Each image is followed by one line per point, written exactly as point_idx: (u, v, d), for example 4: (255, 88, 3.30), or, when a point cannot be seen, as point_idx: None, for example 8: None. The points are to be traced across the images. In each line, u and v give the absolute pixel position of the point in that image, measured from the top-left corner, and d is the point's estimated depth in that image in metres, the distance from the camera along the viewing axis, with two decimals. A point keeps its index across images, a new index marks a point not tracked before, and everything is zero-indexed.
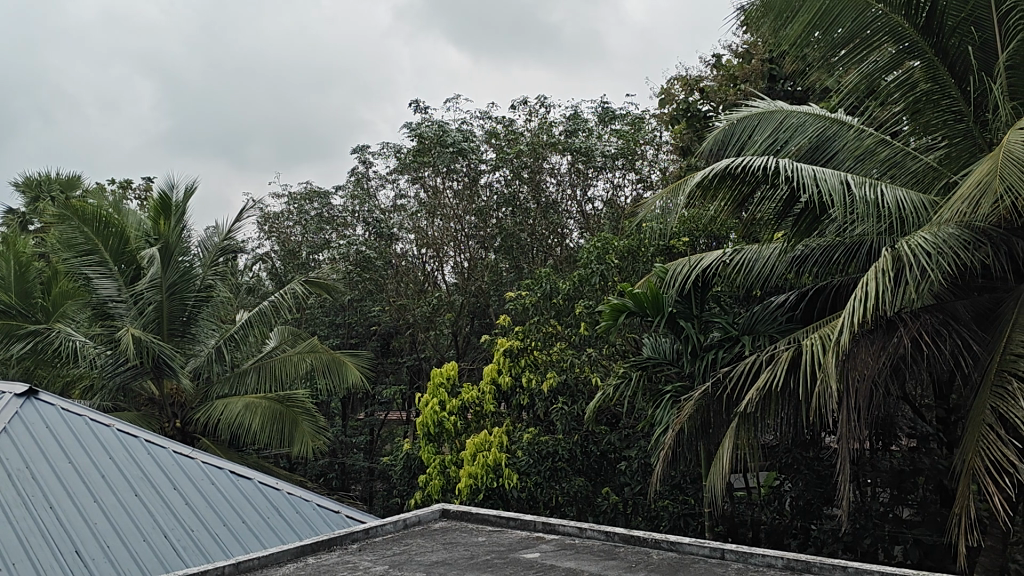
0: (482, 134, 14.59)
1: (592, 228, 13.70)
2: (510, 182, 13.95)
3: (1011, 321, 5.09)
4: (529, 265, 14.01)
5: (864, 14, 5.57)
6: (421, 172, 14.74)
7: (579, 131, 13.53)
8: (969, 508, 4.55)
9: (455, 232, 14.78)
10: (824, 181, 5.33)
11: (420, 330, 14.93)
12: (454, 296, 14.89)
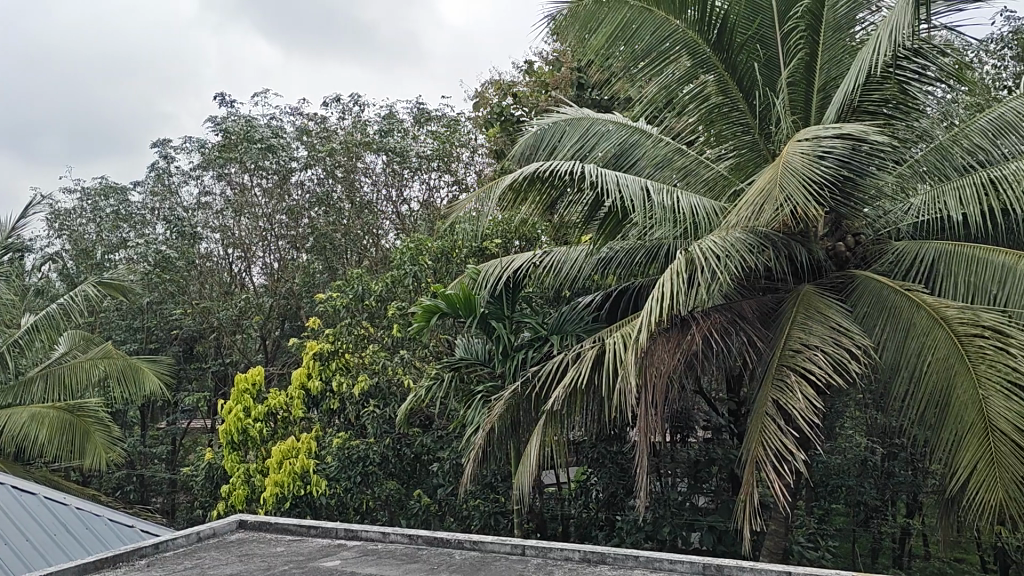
0: (293, 132, 15.00)
1: (409, 228, 13.97)
2: (324, 181, 14.42)
3: (790, 319, 5.58)
4: (343, 265, 14.08)
5: (661, 29, 5.90)
6: (227, 168, 14.67)
7: (393, 133, 14.29)
8: (753, 493, 4.93)
9: (264, 231, 14.83)
10: (626, 188, 5.58)
11: (227, 334, 14.30)
12: (263, 299, 14.35)
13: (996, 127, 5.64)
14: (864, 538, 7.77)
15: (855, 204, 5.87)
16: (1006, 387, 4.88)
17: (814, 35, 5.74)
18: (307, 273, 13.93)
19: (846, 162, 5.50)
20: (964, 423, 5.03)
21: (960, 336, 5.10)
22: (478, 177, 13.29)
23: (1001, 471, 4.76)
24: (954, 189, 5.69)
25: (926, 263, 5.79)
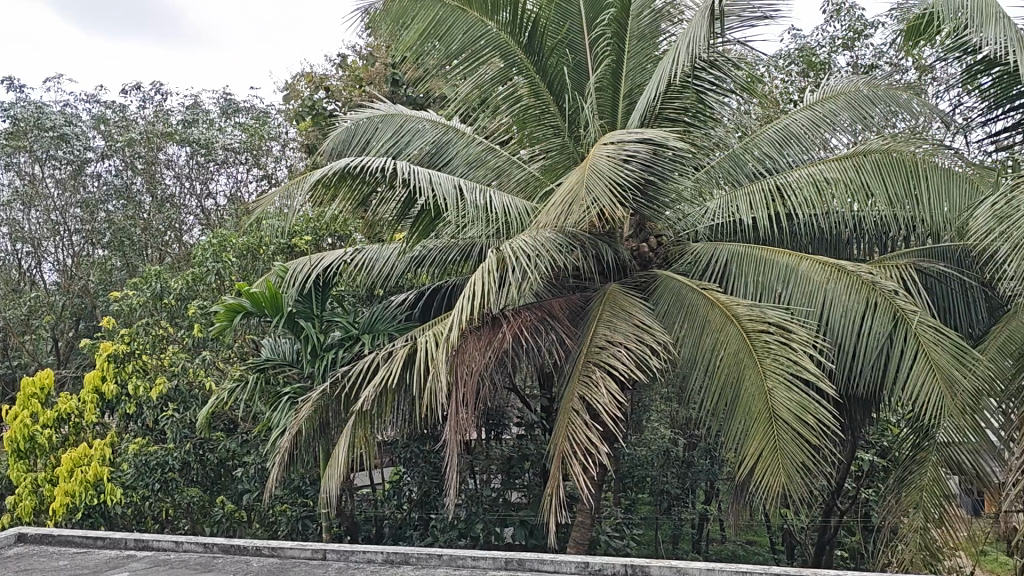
0: (90, 120, 15.30)
1: (213, 223, 15.18)
2: (122, 172, 15.01)
3: (597, 318, 5.78)
4: (141, 262, 14.57)
5: (473, 29, 6.01)
6: (15, 156, 14.52)
7: (198, 122, 15.06)
8: (558, 487, 5.06)
9: (57, 224, 14.89)
10: (438, 187, 5.58)
11: (15, 334, 14.25)
12: (53, 297, 14.79)
13: (781, 135, 6.27)
14: (666, 526, 8.19)
15: (656, 206, 6.18)
16: (788, 379, 5.28)
17: (620, 41, 6.01)
18: (106, 267, 14.00)
19: (649, 166, 5.78)
20: (751, 413, 5.37)
21: (748, 331, 5.45)
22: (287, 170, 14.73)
23: (782, 457, 5.12)
24: (744, 194, 6.12)
25: (721, 264, 6.17)
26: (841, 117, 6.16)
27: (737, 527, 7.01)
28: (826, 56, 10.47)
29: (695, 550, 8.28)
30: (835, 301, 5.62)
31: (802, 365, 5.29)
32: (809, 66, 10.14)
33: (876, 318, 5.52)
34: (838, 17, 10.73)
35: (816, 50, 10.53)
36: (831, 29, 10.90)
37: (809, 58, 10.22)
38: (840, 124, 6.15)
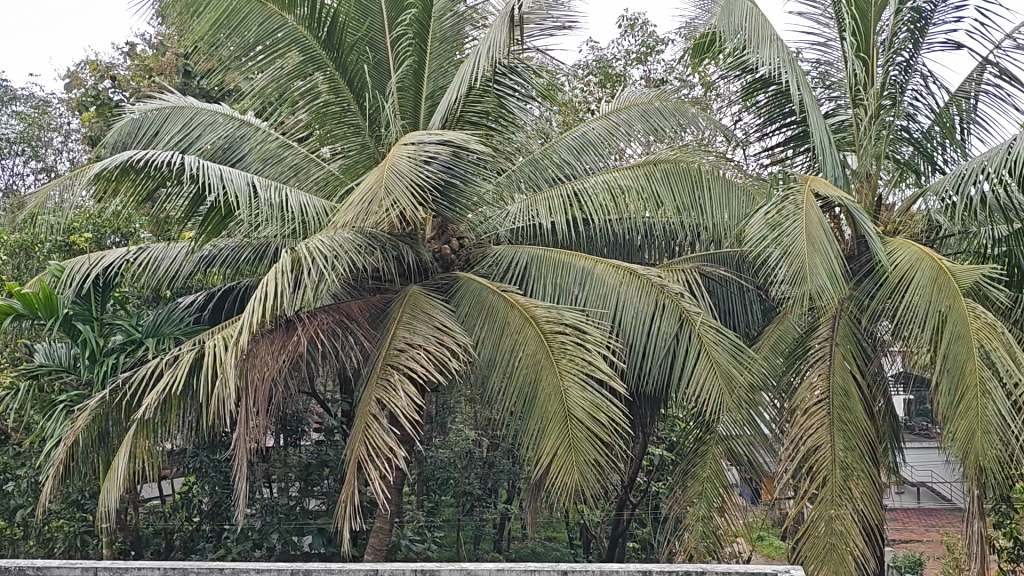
0: None
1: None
2: None
3: (395, 320, 5.78)
4: None
5: (269, 22, 5.94)
6: None
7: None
8: (353, 493, 5.01)
9: None
10: (231, 183, 5.39)
11: None
12: None
13: (578, 143, 6.47)
14: (467, 527, 8.38)
15: (458, 208, 6.19)
16: (582, 379, 5.50)
17: (422, 43, 6.21)
18: None
19: (449, 167, 5.78)
20: (547, 413, 5.54)
21: (545, 332, 5.61)
22: (68, 162, 15.05)
23: (576, 455, 5.32)
24: (545, 198, 6.28)
25: (520, 266, 6.30)
26: (635, 126, 6.47)
27: (535, 525, 7.20)
28: (622, 69, 11.00)
29: (497, 549, 8.40)
30: (627, 302, 5.88)
31: (595, 365, 5.53)
32: (606, 78, 10.60)
33: (663, 319, 5.84)
34: (632, 32, 11.22)
35: (612, 61, 11.05)
36: (625, 43, 11.40)
37: (605, 71, 10.70)
38: (634, 132, 6.46)
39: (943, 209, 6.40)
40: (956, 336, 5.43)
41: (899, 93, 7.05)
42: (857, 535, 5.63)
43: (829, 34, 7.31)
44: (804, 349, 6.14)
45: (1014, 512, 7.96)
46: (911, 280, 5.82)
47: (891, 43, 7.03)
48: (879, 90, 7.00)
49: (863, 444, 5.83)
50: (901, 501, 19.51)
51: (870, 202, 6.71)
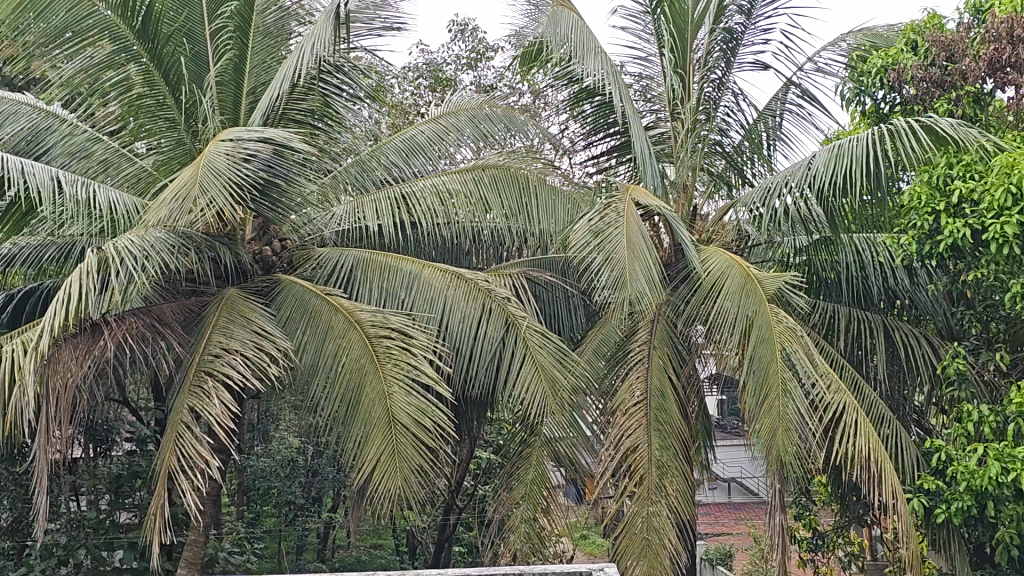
0: None
1: None
2: None
3: (211, 324, 5.59)
4: None
5: (78, 9, 5.88)
6: None
7: None
8: (162, 506, 4.79)
9: None
10: (32, 177, 5.05)
11: None
12: None
13: (406, 146, 6.56)
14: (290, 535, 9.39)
15: (281, 209, 6.05)
16: (407, 383, 5.54)
17: (242, 37, 6.28)
18: None
19: (270, 167, 5.67)
20: (370, 418, 5.53)
21: (370, 337, 5.61)
22: None
23: (399, 461, 5.37)
24: (372, 202, 6.34)
25: (346, 269, 6.23)
26: (464, 131, 6.66)
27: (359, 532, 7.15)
28: (453, 73, 11.08)
29: (318, 558, 9.65)
30: (454, 307, 5.97)
31: (420, 369, 5.58)
32: (437, 82, 10.75)
33: (489, 323, 5.96)
34: (462, 39, 11.30)
35: (442, 66, 11.06)
36: (455, 48, 11.47)
37: (437, 74, 10.82)
38: (464, 137, 6.64)
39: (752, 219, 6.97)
40: (761, 339, 5.80)
41: (712, 109, 7.49)
42: (670, 531, 5.86)
43: (650, 50, 7.69)
44: (625, 352, 6.39)
45: (812, 503, 8.57)
46: (722, 286, 6.17)
47: (705, 62, 7.52)
48: (694, 106, 7.43)
49: (677, 442, 6.12)
50: (714, 497, 20.75)
51: (686, 212, 7.04)
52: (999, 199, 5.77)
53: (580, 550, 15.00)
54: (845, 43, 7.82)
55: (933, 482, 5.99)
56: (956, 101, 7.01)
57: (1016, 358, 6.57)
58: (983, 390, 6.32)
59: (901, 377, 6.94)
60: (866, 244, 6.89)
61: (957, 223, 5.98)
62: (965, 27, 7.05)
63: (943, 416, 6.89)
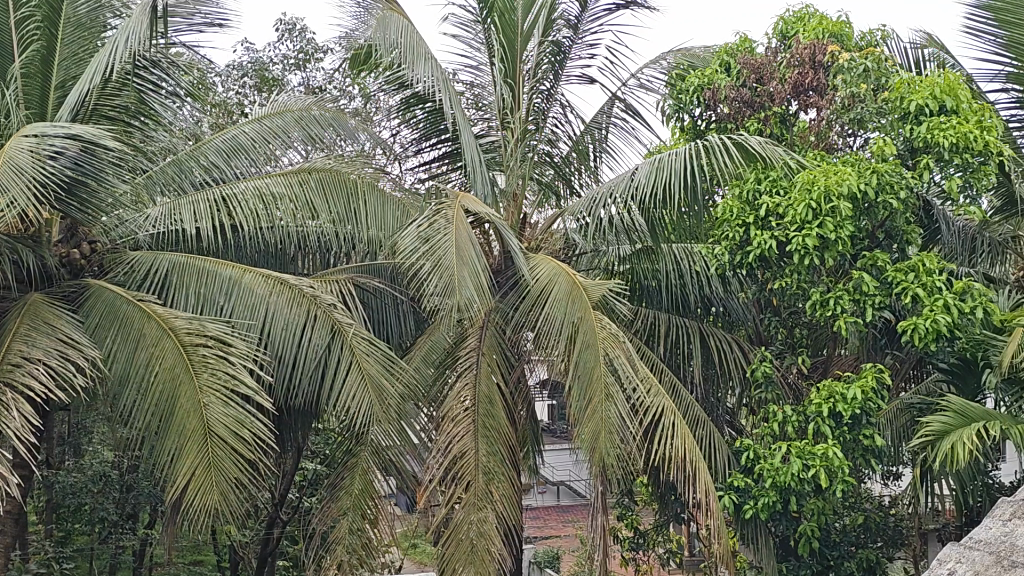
0: None
1: None
2: None
3: (10, 331, 5.22)
4: None
5: None
6: None
7: None
8: None
9: None
10: None
11: None
12: None
13: (228, 146, 6.89)
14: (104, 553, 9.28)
15: (89, 211, 5.74)
16: (224, 394, 5.39)
17: (50, 27, 6.28)
18: None
19: (78, 165, 5.39)
20: (185, 431, 5.35)
21: (186, 346, 5.43)
22: None
23: (216, 476, 5.23)
24: (189, 203, 6.45)
25: (160, 275, 6.15)
26: (292, 133, 7.08)
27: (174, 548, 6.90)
28: (280, 74, 11.57)
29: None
30: (277, 313, 6.01)
31: (239, 379, 5.45)
32: (263, 82, 11.23)
33: (314, 331, 6.02)
34: (291, 37, 11.59)
35: (268, 66, 11.49)
36: (283, 47, 11.84)
37: (262, 74, 11.25)
38: (291, 139, 7.06)
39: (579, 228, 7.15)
40: (586, 345, 5.96)
41: (543, 119, 7.96)
42: (496, 537, 5.90)
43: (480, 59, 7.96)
44: (454, 358, 6.45)
45: (633, 505, 8.95)
46: (548, 294, 6.29)
47: (536, 70, 7.83)
48: (524, 115, 7.86)
49: (504, 447, 6.23)
50: (544, 501, 21.38)
51: (516, 221, 7.25)
52: (801, 213, 6.36)
53: (407, 558, 15.12)
54: (666, 61, 8.37)
55: (742, 480, 6.43)
56: (765, 121, 7.90)
57: (816, 360, 7.61)
58: (785, 392, 6.96)
59: (714, 380, 7.35)
60: (683, 254, 7.27)
61: (765, 235, 6.54)
62: (773, 51, 7.95)
63: (752, 418, 7.41)
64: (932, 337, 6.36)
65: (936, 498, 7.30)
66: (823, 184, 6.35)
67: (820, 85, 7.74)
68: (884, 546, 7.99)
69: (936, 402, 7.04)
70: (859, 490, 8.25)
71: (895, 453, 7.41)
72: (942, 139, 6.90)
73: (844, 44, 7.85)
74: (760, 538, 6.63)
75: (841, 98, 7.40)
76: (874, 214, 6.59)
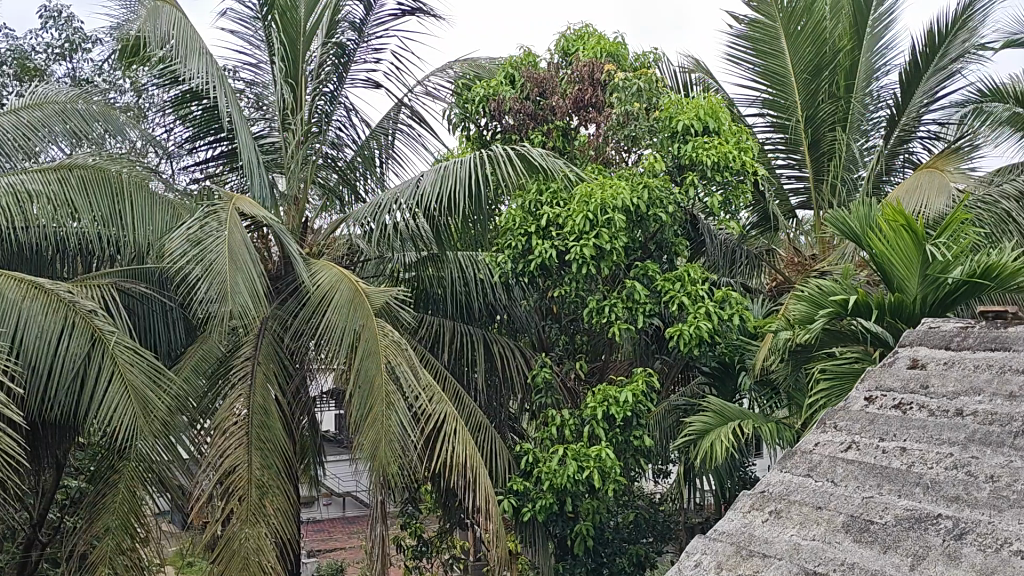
0: None
1: None
2: None
3: None
4: None
5: None
6: None
7: None
8: None
9: None
10: None
11: None
12: None
13: None
14: None
15: None
16: None
17: None
18: None
19: None
20: None
21: None
22: None
23: None
24: None
25: None
26: (54, 128, 7.36)
27: None
28: (43, 63, 12.17)
29: None
30: (29, 319, 5.86)
31: None
32: (24, 69, 11.68)
33: (73, 337, 6.01)
34: (55, 28, 12.31)
35: (31, 55, 12.11)
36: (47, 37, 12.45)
37: (23, 63, 11.69)
38: (55, 134, 7.35)
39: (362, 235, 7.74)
40: (368, 352, 6.12)
41: (326, 121, 9.27)
42: (270, 551, 6.26)
43: (260, 57, 9.06)
44: (228, 368, 6.96)
45: (417, 513, 9.26)
46: (332, 298, 6.43)
47: (319, 74, 9.09)
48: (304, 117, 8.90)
49: (278, 460, 6.68)
50: (328, 513, 21.33)
51: (297, 223, 8.38)
52: (580, 224, 7.03)
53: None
54: (455, 71, 8.93)
55: (522, 484, 7.17)
56: (547, 133, 8.66)
57: (594, 366, 8.52)
58: (562, 395, 7.88)
59: (498, 388, 8.22)
60: (468, 263, 8.00)
61: (546, 245, 7.19)
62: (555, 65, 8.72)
63: (530, 422, 8.31)
64: (695, 342, 7.13)
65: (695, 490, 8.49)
66: (599, 197, 6.99)
67: (597, 102, 8.59)
68: (654, 540, 8.85)
69: (697, 403, 7.95)
70: (634, 487, 9.08)
71: (664, 453, 8.20)
72: (706, 157, 7.61)
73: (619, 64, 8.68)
74: (537, 538, 7.53)
75: (618, 116, 8.23)
76: (647, 226, 7.36)
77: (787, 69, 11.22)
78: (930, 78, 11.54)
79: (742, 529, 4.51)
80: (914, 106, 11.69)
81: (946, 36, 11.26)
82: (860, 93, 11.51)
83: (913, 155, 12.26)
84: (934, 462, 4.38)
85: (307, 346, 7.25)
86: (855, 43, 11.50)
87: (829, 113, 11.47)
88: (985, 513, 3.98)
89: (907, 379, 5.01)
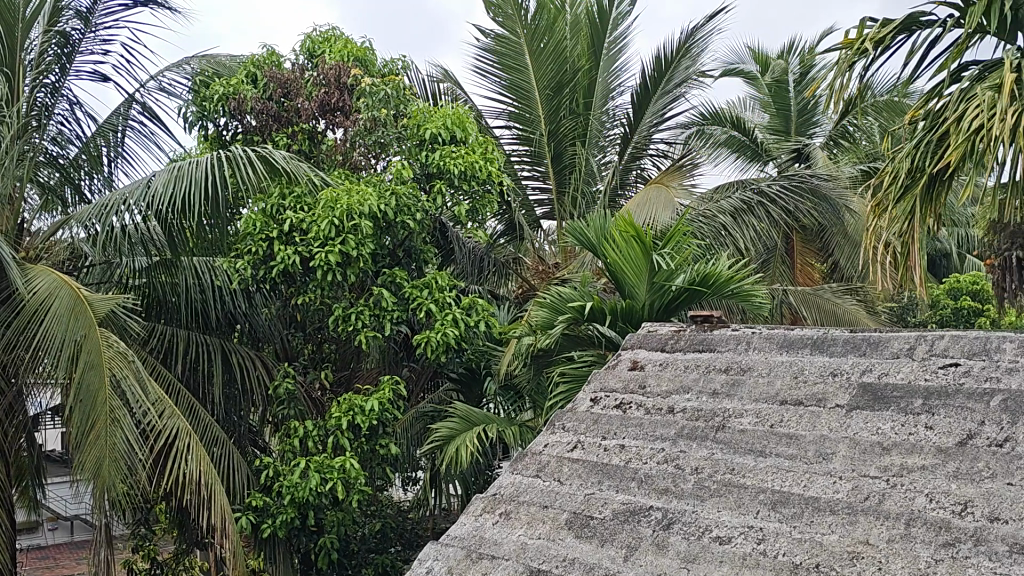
0: None
1: None
2: None
3: None
4: None
5: None
6: None
7: None
8: None
9: None
10: None
11: None
12: None
13: None
14: None
15: None
16: None
17: None
18: None
19: None
20: None
21: None
22: None
23: None
24: None
25: None
26: None
27: None
28: None
29: None
30: None
31: None
32: None
33: None
34: None
35: None
36: None
37: None
38: None
39: (85, 238, 7.54)
40: (89, 365, 5.92)
41: (46, 114, 8.70)
42: None
43: None
44: None
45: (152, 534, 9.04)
46: (50, 307, 6.12)
47: (39, 64, 8.56)
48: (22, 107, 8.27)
49: None
50: (54, 539, 19.71)
51: (12, 226, 7.80)
52: (324, 229, 7.50)
53: None
54: (192, 68, 9.18)
55: (262, 500, 7.71)
56: (292, 136, 9.02)
57: (341, 376, 8.95)
58: (306, 405, 8.31)
59: (238, 401, 8.67)
60: (206, 268, 8.26)
61: (288, 250, 7.60)
62: (300, 67, 9.24)
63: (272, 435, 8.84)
64: (442, 347, 7.72)
65: (444, 496, 9.04)
66: (346, 203, 7.52)
67: (345, 106, 9.04)
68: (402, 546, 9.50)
69: (443, 410, 8.51)
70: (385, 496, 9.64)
71: (411, 458, 8.76)
72: (453, 166, 8.30)
73: (366, 69, 9.26)
74: (277, 554, 8.16)
75: (365, 121, 8.84)
76: (394, 232, 7.98)
77: (531, 84, 12.46)
78: (657, 101, 13.02)
79: (473, 532, 4.58)
80: (644, 126, 13.10)
81: (670, 63, 12.89)
82: (598, 110, 12.90)
83: (644, 170, 13.61)
84: (647, 457, 4.68)
85: (21, 358, 6.63)
86: (593, 63, 12.93)
87: (568, 128, 12.77)
88: (690, 503, 4.26)
89: (626, 380, 5.36)
